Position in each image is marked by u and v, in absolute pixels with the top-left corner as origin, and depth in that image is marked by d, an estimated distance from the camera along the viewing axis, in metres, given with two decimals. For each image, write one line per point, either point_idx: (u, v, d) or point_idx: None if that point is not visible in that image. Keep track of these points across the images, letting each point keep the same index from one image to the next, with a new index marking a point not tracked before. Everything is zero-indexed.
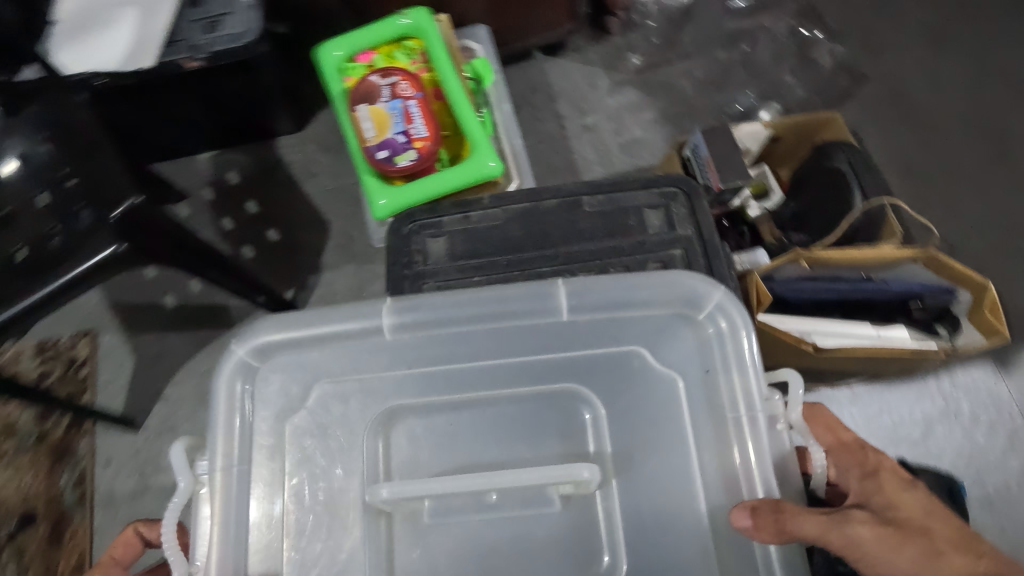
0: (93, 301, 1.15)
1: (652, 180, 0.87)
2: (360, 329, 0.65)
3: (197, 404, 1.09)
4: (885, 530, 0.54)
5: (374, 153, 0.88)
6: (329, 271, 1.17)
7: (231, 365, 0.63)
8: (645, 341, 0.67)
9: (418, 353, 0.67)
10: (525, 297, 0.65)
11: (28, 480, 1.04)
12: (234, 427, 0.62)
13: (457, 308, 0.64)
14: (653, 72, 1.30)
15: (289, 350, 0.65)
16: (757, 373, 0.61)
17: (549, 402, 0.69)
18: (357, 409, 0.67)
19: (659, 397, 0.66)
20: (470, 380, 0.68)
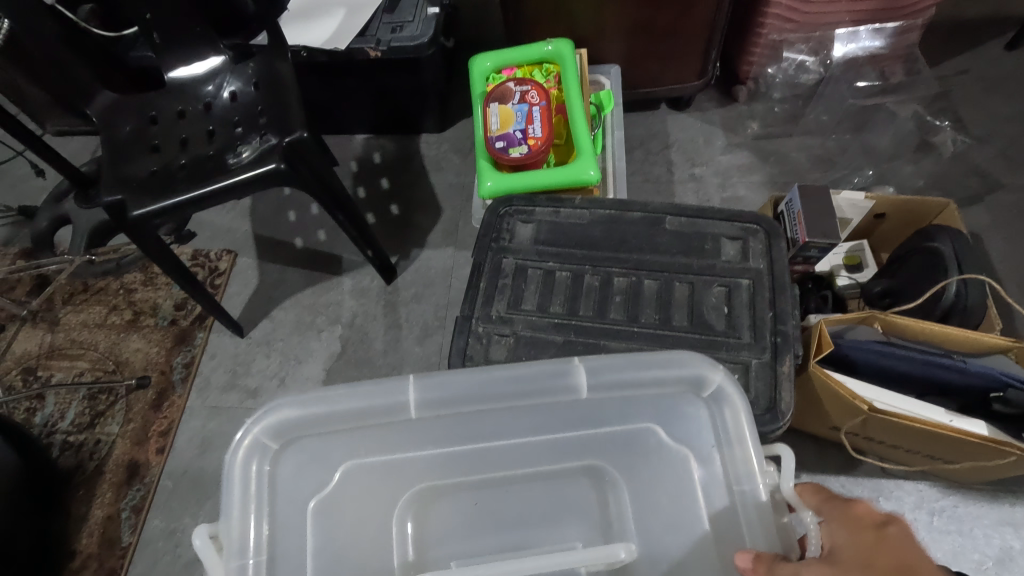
0: (243, 229, 1.39)
1: (737, 214, 0.92)
2: (385, 406, 0.65)
3: (293, 328, 1.26)
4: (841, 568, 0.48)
5: (493, 142, 1.02)
6: (431, 249, 1.32)
7: (249, 448, 0.61)
8: (658, 416, 0.70)
9: (443, 431, 0.71)
10: (547, 391, 0.66)
11: (153, 353, 1.25)
12: (254, 509, 0.60)
13: (481, 392, 0.66)
14: (770, 141, 1.36)
15: (304, 431, 0.65)
16: (755, 445, 0.61)
17: (554, 492, 0.73)
18: (375, 487, 0.70)
19: (673, 473, 0.68)
20: (492, 456, 0.73)
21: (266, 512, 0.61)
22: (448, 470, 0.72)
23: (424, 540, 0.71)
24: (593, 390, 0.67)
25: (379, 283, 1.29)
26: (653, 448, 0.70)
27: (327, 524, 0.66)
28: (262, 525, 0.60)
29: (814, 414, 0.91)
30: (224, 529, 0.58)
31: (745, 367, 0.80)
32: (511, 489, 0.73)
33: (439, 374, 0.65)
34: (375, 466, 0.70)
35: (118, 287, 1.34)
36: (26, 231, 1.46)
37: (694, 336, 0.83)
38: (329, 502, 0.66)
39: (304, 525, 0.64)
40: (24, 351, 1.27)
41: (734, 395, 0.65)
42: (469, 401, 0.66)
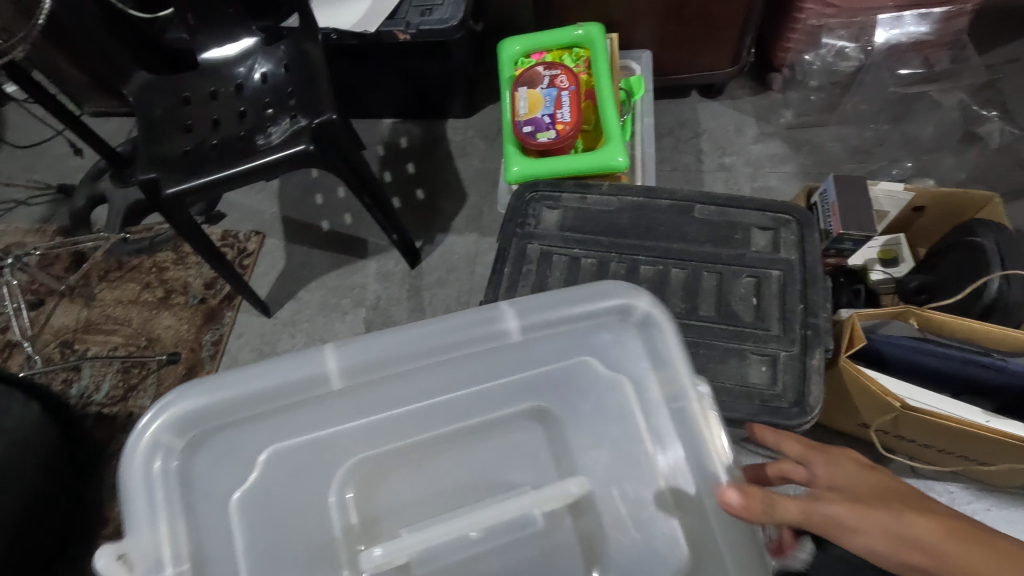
0: (271, 211, 1.41)
1: (768, 204, 0.90)
2: (300, 372, 0.53)
3: (318, 309, 1.28)
4: None
5: (520, 127, 1.01)
6: (454, 234, 1.32)
7: (146, 445, 0.49)
8: (589, 352, 0.59)
9: (376, 394, 0.57)
10: (478, 336, 0.57)
11: (183, 330, 1.28)
12: (164, 509, 0.48)
13: (417, 345, 0.56)
14: (804, 130, 1.32)
15: (214, 420, 0.52)
16: (683, 362, 0.56)
17: (497, 441, 0.58)
18: (301, 459, 0.54)
19: (620, 420, 0.56)
20: (440, 411, 0.57)
21: (184, 521, 0.48)
22: (390, 431, 0.56)
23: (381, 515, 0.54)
24: (527, 334, 0.58)
25: (403, 267, 1.30)
26: (594, 389, 0.58)
27: (261, 517, 0.51)
28: (182, 529, 0.48)
29: (843, 410, 0.89)
30: (132, 548, 0.46)
31: (773, 359, 0.79)
32: (460, 447, 0.57)
33: (369, 334, 0.55)
34: (303, 444, 0.54)
35: (151, 265, 1.38)
36: (63, 209, 1.50)
37: (720, 326, 0.82)
38: (257, 492, 0.51)
39: (231, 519, 0.50)
40: (61, 325, 1.31)
41: (665, 327, 0.58)
42: (390, 355, 0.56)
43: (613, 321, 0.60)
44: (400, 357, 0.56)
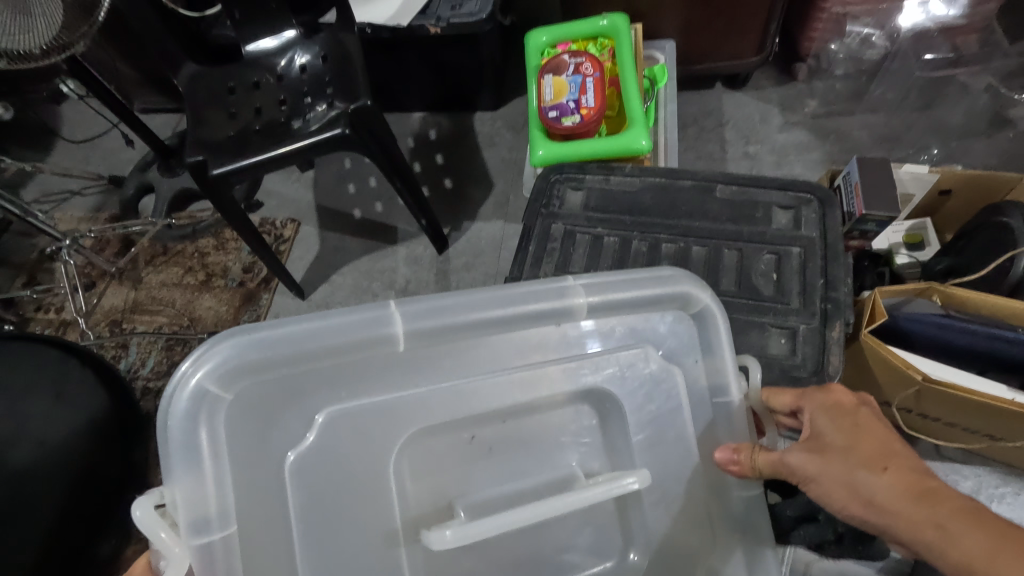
0: (307, 200, 1.47)
1: (790, 183, 0.91)
2: (371, 334, 0.58)
3: (350, 292, 1.33)
4: (813, 452, 0.54)
5: (546, 112, 1.04)
6: (481, 221, 1.36)
7: (195, 399, 0.53)
8: (647, 336, 0.67)
9: (431, 365, 0.62)
10: (542, 314, 0.62)
11: (223, 309, 1.35)
12: (212, 466, 0.53)
13: (480, 319, 0.61)
14: (830, 119, 1.32)
15: (268, 375, 0.56)
16: (730, 352, 0.65)
17: (541, 415, 0.65)
18: (353, 427, 0.60)
19: (664, 396, 0.65)
20: (486, 387, 0.63)
21: (229, 477, 0.53)
22: (440, 403, 0.62)
23: (437, 487, 0.61)
24: (592, 311, 0.64)
25: (431, 252, 1.34)
26: (645, 370, 0.65)
27: (316, 479, 0.57)
28: (229, 482, 0.53)
29: (865, 390, 0.89)
30: (172, 499, 0.51)
31: (792, 331, 0.80)
32: (509, 421, 0.64)
33: (430, 299, 0.59)
34: (358, 411, 0.60)
35: (193, 250, 1.45)
36: (114, 198, 1.59)
37: (741, 300, 0.83)
38: (312, 455, 0.58)
39: (284, 478, 0.57)
40: (111, 306, 1.40)
41: (718, 319, 0.66)
42: (451, 326, 0.60)
43: (672, 309, 0.67)
44: (462, 328, 0.61)
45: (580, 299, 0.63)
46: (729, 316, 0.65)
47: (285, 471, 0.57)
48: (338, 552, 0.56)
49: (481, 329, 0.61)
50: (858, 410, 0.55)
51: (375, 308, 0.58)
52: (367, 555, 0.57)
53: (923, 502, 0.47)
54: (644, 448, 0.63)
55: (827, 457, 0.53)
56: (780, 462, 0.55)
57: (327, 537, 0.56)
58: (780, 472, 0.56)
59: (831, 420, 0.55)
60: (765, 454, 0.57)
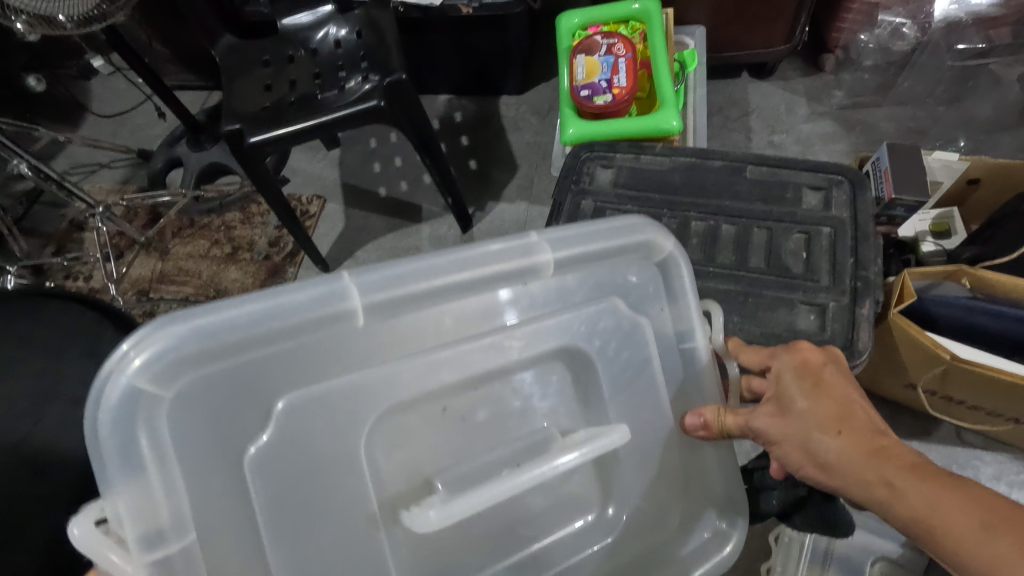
0: (332, 177, 1.49)
1: (821, 165, 0.92)
2: (314, 297, 0.51)
3: (374, 268, 1.34)
4: (778, 413, 0.57)
5: (577, 91, 1.06)
6: (505, 203, 1.37)
7: (123, 400, 0.45)
8: (611, 286, 0.64)
9: (394, 339, 0.56)
10: (506, 273, 0.58)
11: (249, 281, 1.37)
12: (158, 471, 0.46)
13: (444, 290, 0.56)
14: (856, 110, 1.32)
15: (211, 367, 0.49)
16: (695, 299, 0.65)
17: (518, 383, 0.61)
18: (319, 405, 0.53)
19: (633, 346, 0.63)
20: (464, 361, 0.58)
21: (180, 475, 0.47)
22: (415, 382, 0.56)
23: (411, 465, 0.56)
24: (559, 267, 0.61)
25: (456, 231, 1.36)
26: (615, 321, 0.63)
27: (279, 468, 0.51)
28: (182, 486, 0.47)
29: (890, 370, 0.90)
30: (117, 512, 0.44)
31: (822, 308, 0.81)
32: (484, 391, 0.60)
33: (382, 263, 0.53)
34: (319, 386, 0.53)
35: (219, 224, 1.47)
36: (141, 171, 1.61)
37: (770, 277, 0.84)
38: (275, 448, 0.51)
39: (245, 471, 0.50)
40: (138, 276, 1.42)
41: (682, 267, 0.65)
42: (416, 294, 0.55)
43: (636, 259, 0.65)
44: (427, 297, 0.55)
45: (546, 255, 0.59)
46: (692, 263, 0.64)
47: (245, 464, 0.50)
48: (317, 534, 0.52)
49: (451, 298, 0.57)
50: (825, 369, 0.58)
51: (323, 278, 0.51)
52: (351, 536, 0.53)
53: (878, 458, 0.51)
54: (610, 395, 0.62)
55: (789, 419, 0.56)
56: (751, 426, 0.57)
57: (304, 523, 0.51)
58: (747, 436, 0.58)
59: (797, 379, 0.58)
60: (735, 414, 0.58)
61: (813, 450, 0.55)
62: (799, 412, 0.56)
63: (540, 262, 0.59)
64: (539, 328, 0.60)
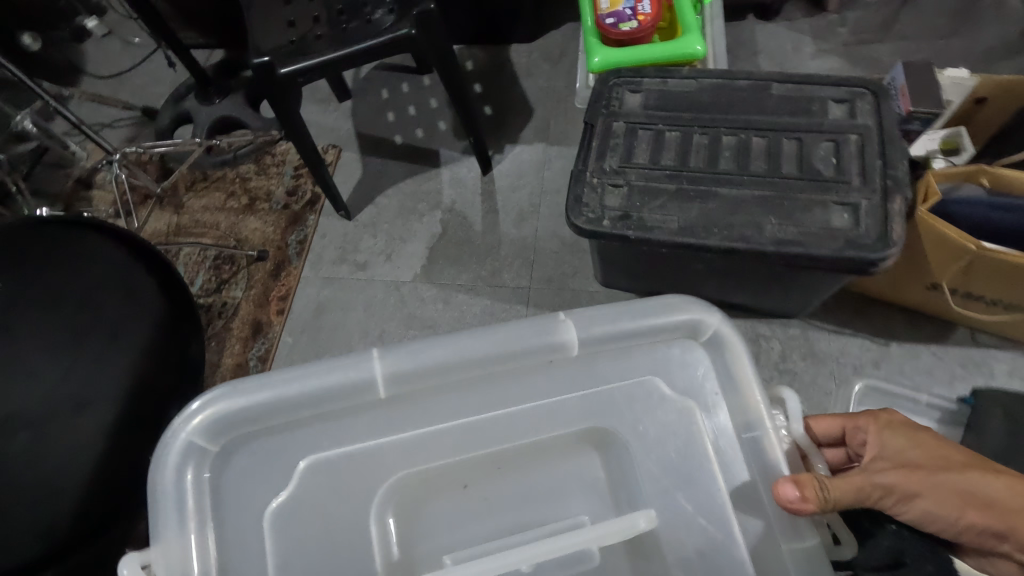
0: (346, 128, 1.49)
1: (844, 78, 0.95)
2: (345, 382, 0.66)
3: (395, 213, 1.35)
4: (904, 471, 0.60)
5: (602, 19, 1.08)
6: (523, 145, 1.39)
7: (189, 449, 0.63)
8: (656, 368, 0.72)
9: (414, 412, 0.71)
10: (518, 355, 0.69)
11: (269, 231, 1.37)
12: (191, 517, 0.61)
13: (457, 368, 0.68)
14: (861, 46, 1.37)
15: (248, 430, 0.67)
16: (756, 383, 0.66)
17: (548, 461, 0.72)
18: (342, 479, 0.68)
19: (676, 429, 0.69)
20: (471, 438, 0.70)
21: (208, 531, 0.62)
22: (427, 453, 0.69)
23: (423, 531, 0.69)
24: (582, 346, 0.70)
25: (476, 173, 1.37)
26: (657, 404, 0.70)
27: (288, 530, 0.65)
28: (209, 541, 0.62)
29: (914, 270, 0.94)
30: (156, 558, 0.58)
31: (855, 207, 0.84)
32: (501, 467, 0.71)
33: (404, 345, 0.67)
34: (337, 459, 0.68)
35: (234, 177, 1.46)
36: (147, 130, 1.59)
37: (803, 181, 0.88)
38: (290, 507, 0.66)
39: (265, 531, 0.65)
40: (154, 230, 1.40)
41: (731, 345, 0.69)
42: (428, 374, 0.68)
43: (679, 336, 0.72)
44: (439, 369, 0.68)
45: (569, 337, 0.69)
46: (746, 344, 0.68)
47: (266, 518, 0.65)
48: None
49: (467, 372, 0.69)
50: (906, 423, 0.67)
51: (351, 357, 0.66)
52: None
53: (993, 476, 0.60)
54: (648, 478, 0.68)
55: (916, 474, 0.60)
56: (870, 481, 0.59)
57: None
58: (862, 495, 0.59)
59: (894, 437, 0.65)
60: (847, 481, 0.59)
61: (938, 492, 0.59)
62: (915, 475, 0.60)
63: (569, 343, 0.69)
64: (542, 408, 0.71)
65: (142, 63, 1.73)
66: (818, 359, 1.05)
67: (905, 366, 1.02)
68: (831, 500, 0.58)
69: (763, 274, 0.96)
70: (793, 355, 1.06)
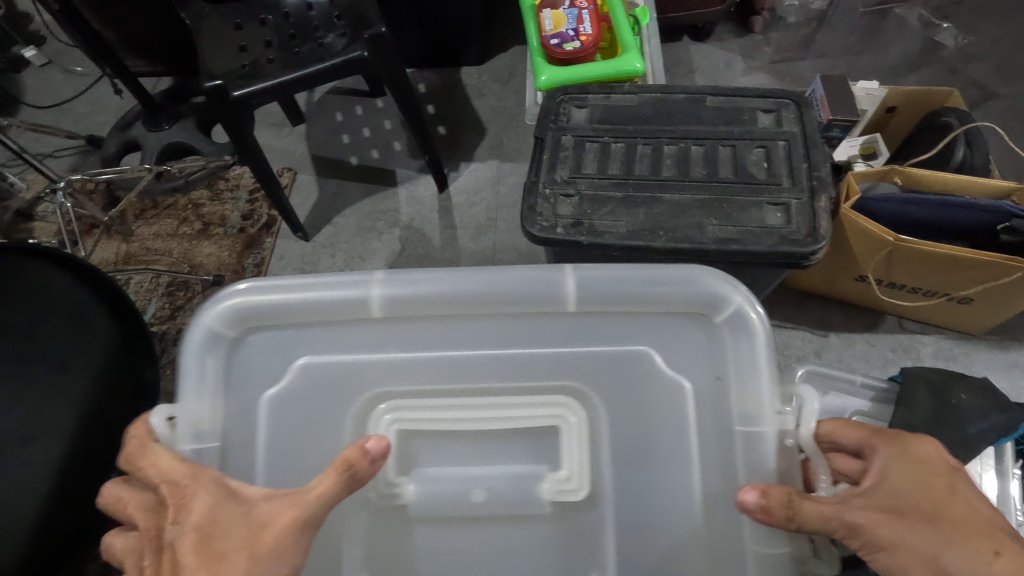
0: (301, 151, 1.50)
1: (770, 91, 1.04)
2: (349, 298, 0.67)
3: (354, 232, 1.36)
4: (890, 516, 0.51)
5: (547, 40, 1.14)
6: (477, 162, 1.43)
7: (201, 327, 0.64)
8: (653, 343, 0.71)
9: (414, 330, 0.72)
10: (513, 298, 0.68)
11: (225, 254, 1.35)
12: (202, 381, 0.63)
13: (452, 299, 0.68)
14: (785, 63, 1.48)
15: (258, 325, 0.68)
16: (768, 378, 0.61)
17: (531, 399, 0.72)
18: (330, 386, 0.71)
19: (667, 401, 0.69)
20: (457, 365, 0.72)
21: (221, 395, 0.64)
22: (416, 376, 0.72)
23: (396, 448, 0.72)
24: (581, 302, 0.69)
25: (432, 190, 1.40)
26: (648, 373, 0.70)
27: (286, 412, 0.69)
28: (218, 404, 0.64)
29: (843, 263, 1.02)
30: (179, 412, 0.61)
31: (786, 206, 0.91)
32: (479, 391, 0.73)
33: (408, 272, 0.67)
34: (331, 364, 0.71)
35: (186, 203, 1.44)
36: (92, 158, 1.55)
37: (739, 184, 0.94)
38: (285, 401, 0.69)
39: (260, 412, 0.68)
40: (102, 260, 1.37)
41: (751, 322, 0.65)
42: (426, 305, 0.69)
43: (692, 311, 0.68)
44: (436, 300, 0.68)
45: (569, 289, 0.68)
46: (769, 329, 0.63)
47: (260, 404, 0.68)
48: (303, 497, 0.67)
49: (454, 305, 0.68)
50: (950, 469, 0.54)
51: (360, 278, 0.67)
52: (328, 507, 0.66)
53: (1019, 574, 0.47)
54: (621, 447, 0.69)
55: (903, 520, 0.51)
56: (841, 517, 0.52)
57: (291, 480, 0.67)
58: (836, 530, 0.52)
59: (916, 473, 0.53)
60: (815, 506, 0.52)
61: (928, 554, 0.49)
62: (903, 522, 0.51)
63: (567, 297, 0.68)
64: (534, 356, 0.72)
65: (86, 91, 1.69)
66: None
67: (843, 354, 1.10)
68: (797, 518, 0.52)
69: None
70: None
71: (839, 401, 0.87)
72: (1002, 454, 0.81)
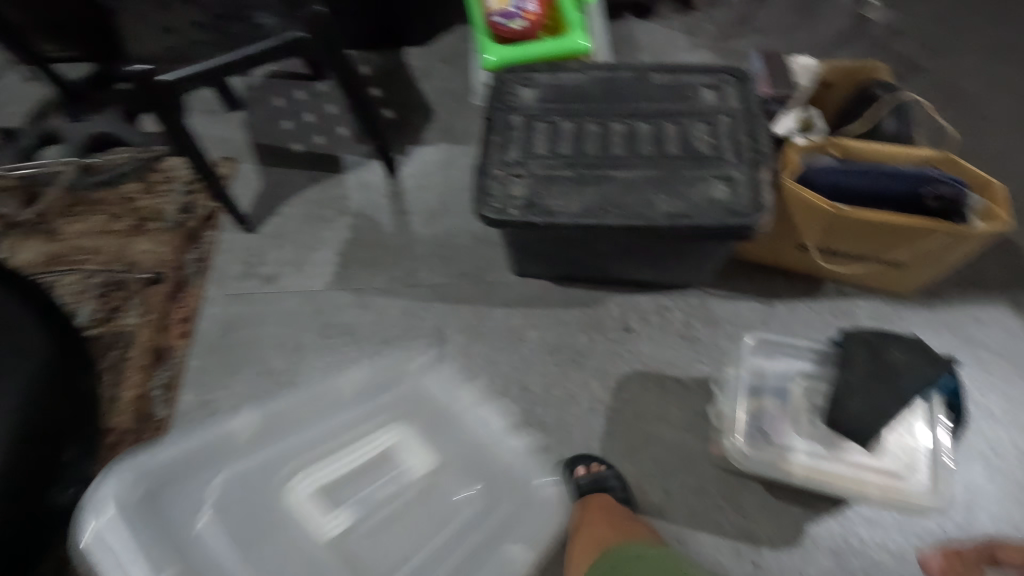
0: (240, 139, 1.43)
1: (713, 67, 1.06)
2: (211, 441, 0.67)
3: (301, 221, 1.32)
4: None
5: (492, 19, 1.12)
6: (427, 146, 1.40)
7: (99, 496, 0.60)
8: (429, 426, 0.79)
9: (279, 443, 0.73)
10: (311, 398, 0.74)
11: (163, 251, 1.28)
12: (136, 542, 0.59)
13: (304, 443, 0.74)
14: (727, 40, 1.51)
15: (150, 473, 0.63)
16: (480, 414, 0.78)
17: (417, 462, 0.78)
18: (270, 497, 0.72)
19: (457, 462, 0.77)
20: (340, 475, 0.76)
21: (153, 548, 0.60)
22: (330, 468, 0.75)
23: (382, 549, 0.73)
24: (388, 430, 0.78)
25: (382, 175, 1.37)
26: (455, 436, 0.78)
27: (230, 517, 0.68)
28: (148, 549, 0.60)
29: (786, 233, 1.06)
30: None
31: (731, 179, 0.94)
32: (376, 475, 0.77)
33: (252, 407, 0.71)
34: (252, 467, 0.71)
35: (117, 196, 1.35)
36: None
37: (686, 160, 0.96)
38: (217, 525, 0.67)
39: (206, 538, 0.66)
40: (25, 261, 1.27)
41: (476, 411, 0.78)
42: (283, 433, 0.73)
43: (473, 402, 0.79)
44: (297, 437, 0.74)
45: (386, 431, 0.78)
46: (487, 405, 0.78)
47: (198, 537, 0.65)
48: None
49: (315, 433, 0.75)
50: None
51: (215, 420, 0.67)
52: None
53: None
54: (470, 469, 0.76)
55: None
56: None
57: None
58: None
59: None
60: None
61: None
62: None
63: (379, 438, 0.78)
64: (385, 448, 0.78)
65: None
66: (716, 324, 1.15)
67: (788, 320, 1.15)
68: None
69: (661, 248, 1.04)
70: (694, 323, 1.15)
71: (786, 365, 0.92)
72: (931, 404, 0.87)
